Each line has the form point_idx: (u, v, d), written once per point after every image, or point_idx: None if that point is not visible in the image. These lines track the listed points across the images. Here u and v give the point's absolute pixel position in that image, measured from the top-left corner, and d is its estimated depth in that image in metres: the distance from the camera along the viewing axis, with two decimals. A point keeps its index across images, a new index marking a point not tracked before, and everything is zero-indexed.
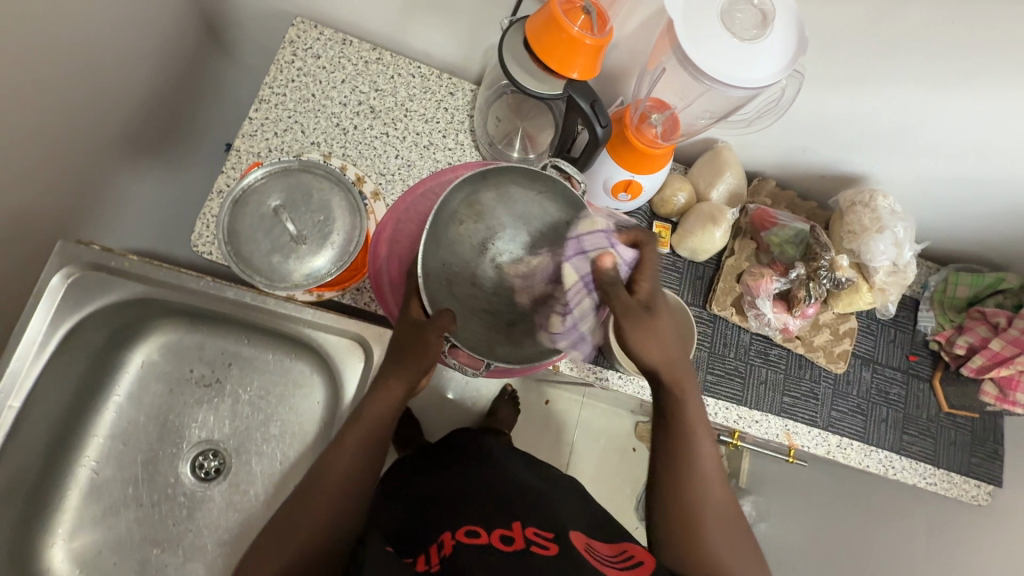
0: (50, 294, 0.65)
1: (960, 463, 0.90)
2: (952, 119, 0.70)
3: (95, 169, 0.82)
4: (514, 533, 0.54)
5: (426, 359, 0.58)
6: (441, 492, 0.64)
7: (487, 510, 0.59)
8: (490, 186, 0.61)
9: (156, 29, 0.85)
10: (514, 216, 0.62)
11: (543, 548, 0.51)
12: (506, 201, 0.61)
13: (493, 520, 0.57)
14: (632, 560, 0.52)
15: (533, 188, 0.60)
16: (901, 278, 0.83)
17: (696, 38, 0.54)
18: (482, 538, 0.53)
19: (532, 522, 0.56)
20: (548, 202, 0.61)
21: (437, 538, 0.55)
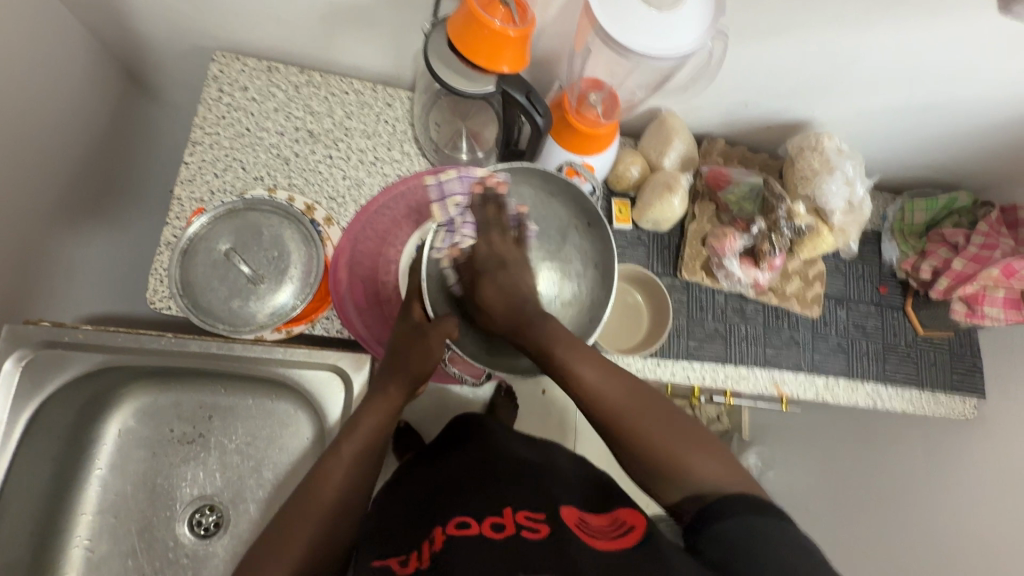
0: (6, 380, 0.63)
1: (943, 381, 0.93)
2: (882, 53, 0.71)
3: (33, 241, 0.79)
4: (504, 519, 0.53)
5: (430, 361, 0.59)
6: (436, 490, 0.63)
7: (479, 499, 0.58)
8: (502, 182, 0.62)
9: (70, 86, 0.81)
10: (524, 216, 0.62)
11: (533, 530, 0.51)
12: (516, 201, 0.63)
13: (483, 510, 0.55)
14: (624, 527, 0.53)
15: (546, 188, 0.64)
16: (858, 216, 0.84)
17: (615, 14, 0.53)
18: (474, 528, 0.52)
19: (522, 505, 0.55)
20: (557, 203, 0.64)
21: (429, 534, 0.54)
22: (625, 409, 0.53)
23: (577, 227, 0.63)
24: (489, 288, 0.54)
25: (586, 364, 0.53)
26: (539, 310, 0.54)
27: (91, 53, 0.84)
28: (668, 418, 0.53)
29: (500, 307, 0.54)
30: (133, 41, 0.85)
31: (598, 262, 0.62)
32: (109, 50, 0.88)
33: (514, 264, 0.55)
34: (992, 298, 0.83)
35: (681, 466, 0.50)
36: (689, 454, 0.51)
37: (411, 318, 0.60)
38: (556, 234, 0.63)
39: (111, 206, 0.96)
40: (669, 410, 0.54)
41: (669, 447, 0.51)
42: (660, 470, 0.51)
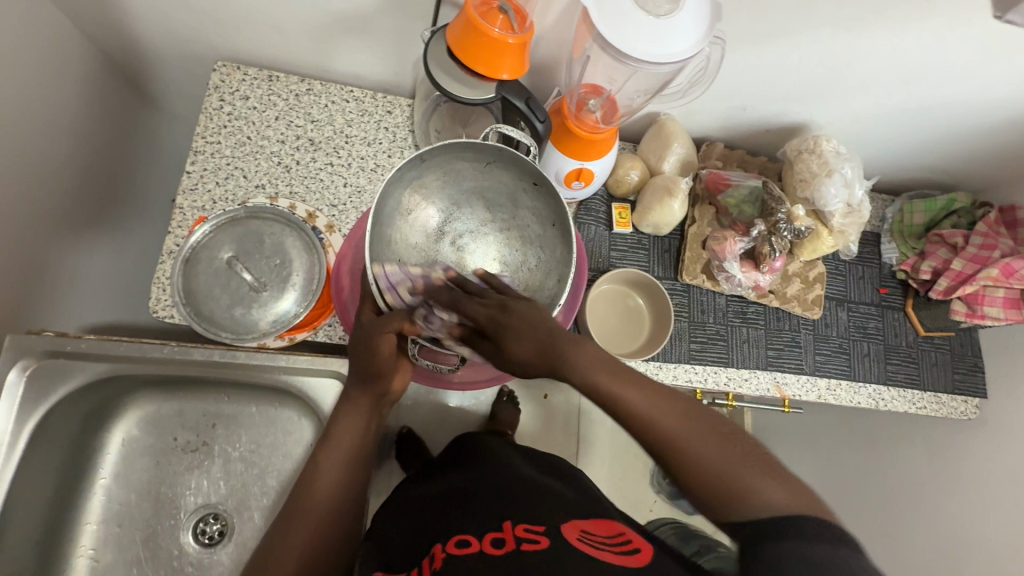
0: (10, 391, 0.63)
1: (945, 381, 0.93)
2: (879, 57, 0.71)
3: (36, 251, 0.79)
4: (504, 534, 0.54)
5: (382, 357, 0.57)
6: (435, 505, 0.64)
7: (479, 516, 0.58)
8: (432, 168, 0.60)
9: (72, 97, 0.82)
10: (463, 194, 0.62)
11: (534, 543, 0.52)
12: (454, 178, 0.61)
13: (483, 525, 0.56)
14: (628, 544, 0.53)
15: (479, 159, 0.60)
16: (857, 217, 0.84)
17: (613, 21, 0.54)
18: (474, 546, 0.53)
19: (521, 519, 0.56)
20: (496, 170, 0.60)
21: (430, 551, 0.55)
22: (676, 433, 0.46)
23: (526, 188, 0.60)
24: (515, 341, 0.46)
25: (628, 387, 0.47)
26: (567, 337, 0.47)
27: (92, 64, 0.85)
28: (728, 439, 0.47)
29: (528, 353, 0.47)
30: (135, 52, 0.86)
31: (551, 218, 0.60)
32: (110, 60, 0.88)
33: (522, 306, 0.48)
34: (993, 297, 0.84)
35: (749, 491, 0.43)
36: (757, 479, 0.44)
37: (363, 321, 0.58)
38: (505, 201, 0.62)
39: (113, 216, 0.96)
40: (729, 429, 0.48)
41: (733, 473, 0.45)
42: (725, 498, 0.44)
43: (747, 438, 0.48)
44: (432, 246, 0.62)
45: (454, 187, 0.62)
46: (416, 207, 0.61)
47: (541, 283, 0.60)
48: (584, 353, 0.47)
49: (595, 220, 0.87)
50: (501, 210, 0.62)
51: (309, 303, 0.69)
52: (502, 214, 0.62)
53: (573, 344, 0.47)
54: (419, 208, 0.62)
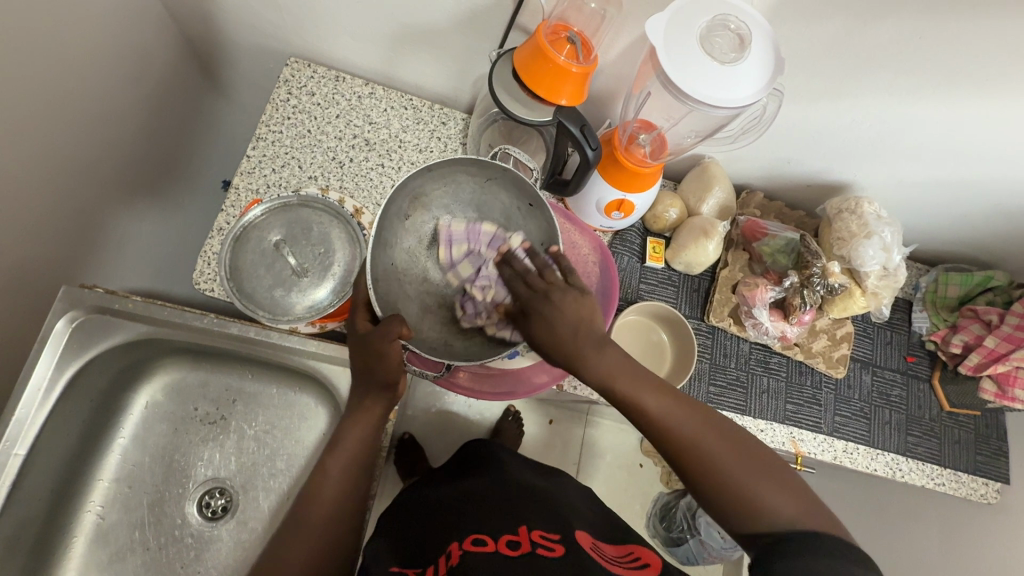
0: (55, 339, 0.65)
1: (967, 461, 0.90)
2: (928, 128, 0.73)
3: (94, 212, 0.83)
4: (520, 537, 0.56)
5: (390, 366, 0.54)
6: (453, 505, 0.66)
7: (494, 517, 0.61)
8: (433, 176, 0.58)
9: (149, 73, 0.87)
10: (461, 205, 0.60)
11: (549, 549, 0.54)
12: (452, 191, 0.59)
13: (499, 528, 0.59)
14: (639, 561, 0.56)
15: (482, 175, 0.58)
16: (892, 282, 0.84)
17: (678, 63, 0.56)
18: (490, 546, 0.55)
19: (537, 526, 0.58)
20: (495, 187, 0.59)
21: (446, 548, 0.57)
22: (694, 438, 0.50)
23: (524, 211, 0.59)
24: (535, 326, 0.50)
25: (650, 398, 0.51)
26: (589, 343, 0.50)
27: (172, 45, 0.90)
28: (742, 446, 0.51)
29: (551, 338, 0.50)
30: (215, 39, 0.91)
31: (541, 240, 0.58)
32: (190, 44, 0.94)
33: (551, 297, 0.50)
34: None
35: (756, 502, 0.48)
36: (766, 489, 0.48)
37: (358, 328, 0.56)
38: (499, 218, 0.60)
39: (168, 190, 1.01)
40: (746, 437, 0.52)
41: (745, 484, 0.49)
42: (736, 508, 0.49)
43: (761, 445, 0.52)
44: (424, 251, 0.59)
45: (449, 198, 0.59)
46: (415, 216, 0.58)
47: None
48: (605, 361, 0.50)
49: (629, 251, 0.89)
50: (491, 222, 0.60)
51: (345, 294, 0.70)
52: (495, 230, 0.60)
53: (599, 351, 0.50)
54: (419, 217, 0.59)
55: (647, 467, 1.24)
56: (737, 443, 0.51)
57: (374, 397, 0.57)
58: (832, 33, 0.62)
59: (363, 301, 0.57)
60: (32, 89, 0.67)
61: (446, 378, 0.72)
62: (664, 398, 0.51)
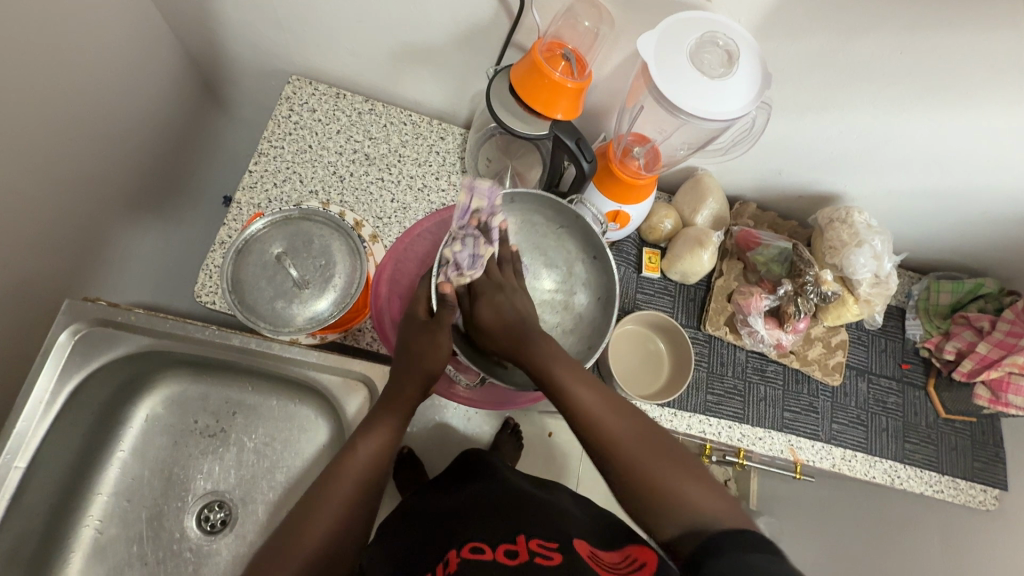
0: (58, 351, 0.66)
1: (964, 468, 0.91)
2: (914, 139, 0.75)
3: (95, 227, 0.84)
4: (517, 546, 0.57)
5: (430, 359, 0.61)
6: (450, 514, 0.66)
7: (493, 524, 0.62)
8: (513, 208, 0.67)
9: (152, 92, 0.89)
10: (530, 242, 0.68)
11: (547, 558, 0.55)
12: (525, 227, 0.68)
13: (496, 537, 0.59)
14: (637, 562, 0.56)
15: (556, 219, 0.67)
16: (885, 289, 0.86)
17: (669, 79, 0.58)
18: (487, 554, 0.56)
19: (535, 534, 0.59)
20: (565, 236, 0.67)
21: (443, 556, 0.58)
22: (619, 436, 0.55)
23: (586, 262, 0.67)
24: (485, 307, 0.58)
25: (582, 389, 0.57)
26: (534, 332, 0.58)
27: (175, 64, 0.92)
28: (666, 450, 0.55)
29: (497, 326, 0.58)
30: (218, 59, 0.94)
31: (600, 290, 0.65)
32: (193, 63, 0.96)
33: (512, 290, 0.60)
34: (1018, 386, 0.83)
35: (681, 502, 0.51)
36: (686, 487, 0.52)
37: (415, 316, 0.61)
38: (562, 263, 0.68)
39: (170, 205, 1.02)
40: (669, 440, 0.57)
41: (661, 480, 0.53)
42: (658, 510, 0.52)
43: (682, 450, 0.56)
44: None
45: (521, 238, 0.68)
46: None
47: (573, 345, 0.66)
48: (547, 350, 0.57)
49: (625, 261, 0.91)
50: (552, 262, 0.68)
51: (346, 305, 0.71)
52: (559, 272, 0.68)
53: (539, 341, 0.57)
54: None
55: None
56: (662, 446, 0.56)
57: (411, 383, 0.62)
58: (817, 49, 0.65)
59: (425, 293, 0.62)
60: (35, 106, 0.68)
61: (447, 390, 0.77)
62: (592, 393, 0.57)
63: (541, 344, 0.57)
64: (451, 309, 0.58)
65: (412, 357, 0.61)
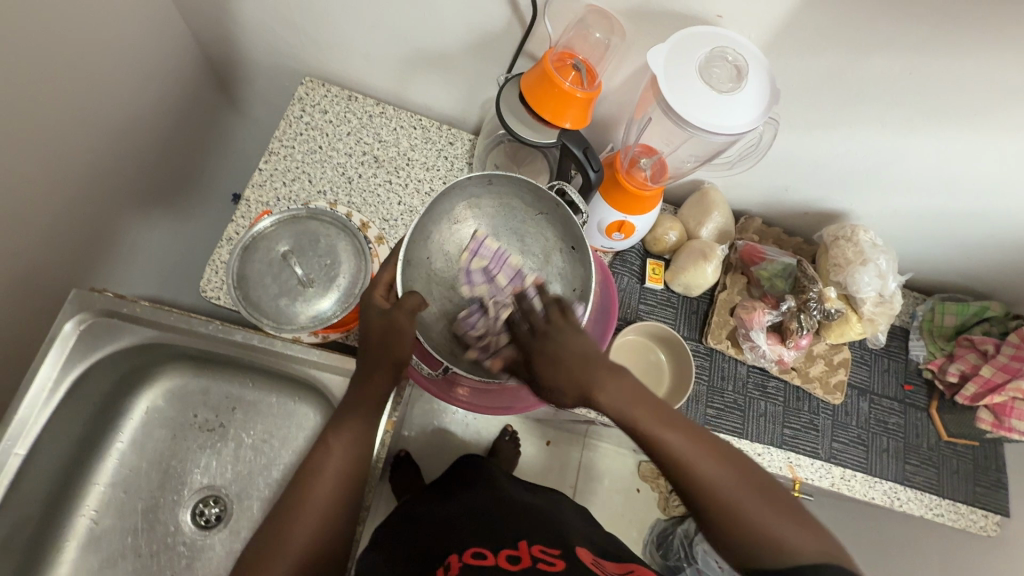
0: (63, 340, 0.66)
1: (966, 492, 0.90)
2: (921, 160, 0.75)
3: (105, 219, 0.85)
4: (520, 552, 0.57)
5: (401, 350, 0.56)
6: (448, 523, 0.66)
7: (492, 532, 0.62)
8: (492, 192, 0.66)
9: (166, 88, 0.90)
10: (505, 228, 0.67)
11: (550, 564, 0.54)
12: (505, 213, 0.67)
13: (497, 543, 0.59)
14: None
15: (535, 208, 0.65)
16: (889, 308, 0.85)
17: (677, 92, 0.59)
18: (489, 559, 0.56)
19: (537, 541, 0.59)
20: (543, 224, 0.66)
21: (445, 560, 0.57)
22: (711, 480, 0.47)
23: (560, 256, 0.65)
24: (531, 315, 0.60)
25: (664, 428, 0.48)
26: (598, 368, 0.48)
27: (191, 61, 0.94)
28: (760, 481, 0.48)
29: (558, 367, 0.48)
30: (234, 58, 0.95)
31: (576, 285, 0.64)
32: (208, 61, 0.97)
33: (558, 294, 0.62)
34: (1021, 412, 0.82)
35: (786, 547, 0.45)
36: (787, 527, 0.46)
37: (376, 303, 0.58)
38: (538, 254, 0.67)
39: (180, 200, 1.03)
40: (760, 469, 0.49)
41: (763, 526, 0.46)
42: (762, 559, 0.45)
43: (777, 481, 0.49)
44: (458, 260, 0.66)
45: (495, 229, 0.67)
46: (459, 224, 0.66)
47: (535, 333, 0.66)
48: (615, 386, 0.48)
49: (628, 271, 0.91)
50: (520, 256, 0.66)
51: (349, 305, 0.72)
52: (533, 260, 0.67)
53: (611, 385, 0.48)
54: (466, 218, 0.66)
55: (644, 491, 1.23)
56: (760, 478, 0.48)
57: (382, 373, 0.58)
58: (825, 68, 0.66)
59: (385, 279, 0.61)
60: (51, 98, 0.70)
61: (446, 393, 0.71)
62: (674, 430, 0.48)
63: (608, 385, 0.48)
64: (419, 300, 0.56)
65: (378, 347, 0.57)
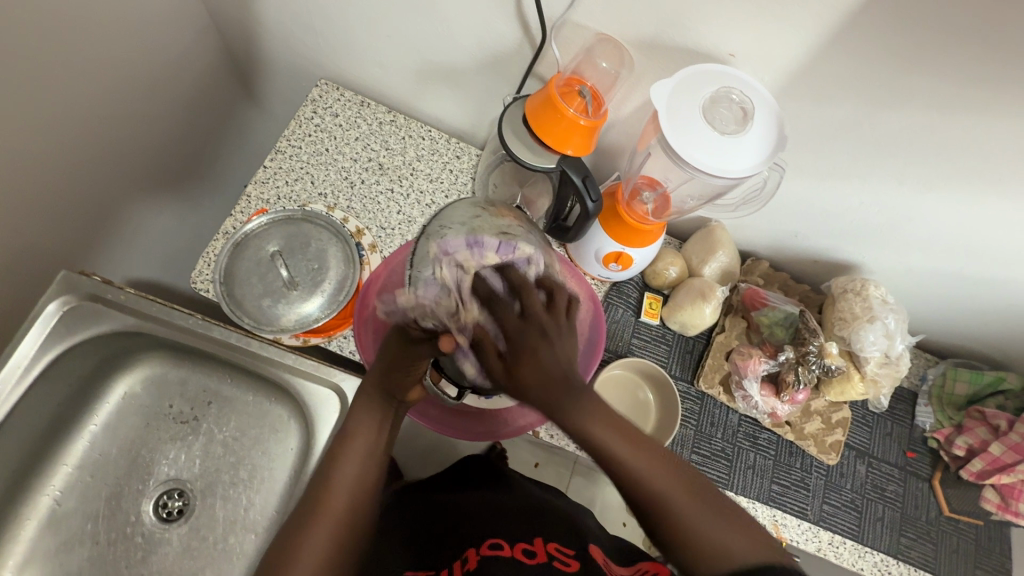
0: (44, 320, 0.67)
1: (964, 574, 0.84)
2: (939, 219, 0.71)
3: (110, 202, 0.86)
4: (535, 547, 0.59)
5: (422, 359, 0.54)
6: (464, 514, 0.67)
7: (509, 524, 0.64)
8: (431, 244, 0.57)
9: (184, 78, 0.92)
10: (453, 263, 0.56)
11: (565, 564, 0.57)
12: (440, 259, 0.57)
13: (515, 535, 0.62)
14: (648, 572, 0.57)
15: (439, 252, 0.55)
16: (894, 370, 0.81)
17: (678, 130, 0.57)
18: (506, 552, 0.58)
19: (553, 539, 0.61)
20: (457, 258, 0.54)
21: (462, 553, 0.60)
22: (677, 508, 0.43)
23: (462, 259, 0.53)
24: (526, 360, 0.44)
25: (631, 452, 0.44)
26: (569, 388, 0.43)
27: (211, 55, 0.95)
28: (726, 513, 0.44)
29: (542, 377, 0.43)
30: (254, 55, 0.96)
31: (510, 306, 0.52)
32: (229, 56, 0.99)
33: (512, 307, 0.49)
34: None
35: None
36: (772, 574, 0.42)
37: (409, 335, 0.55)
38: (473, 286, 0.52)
39: (189, 189, 1.05)
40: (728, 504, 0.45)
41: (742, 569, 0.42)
42: None
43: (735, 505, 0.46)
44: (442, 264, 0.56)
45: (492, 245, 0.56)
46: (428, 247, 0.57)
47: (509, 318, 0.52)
48: (583, 405, 0.43)
49: (623, 304, 0.88)
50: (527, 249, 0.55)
51: (332, 311, 0.72)
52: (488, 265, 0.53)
53: (578, 396, 0.43)
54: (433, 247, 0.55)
55: (630, 526, 1.15)
56: (720, 505, 0.45)
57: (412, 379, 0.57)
58: (841, 116, 0.63)
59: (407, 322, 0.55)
60: (63, 81, 0.71)
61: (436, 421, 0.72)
62: (641, 451, 0.45)
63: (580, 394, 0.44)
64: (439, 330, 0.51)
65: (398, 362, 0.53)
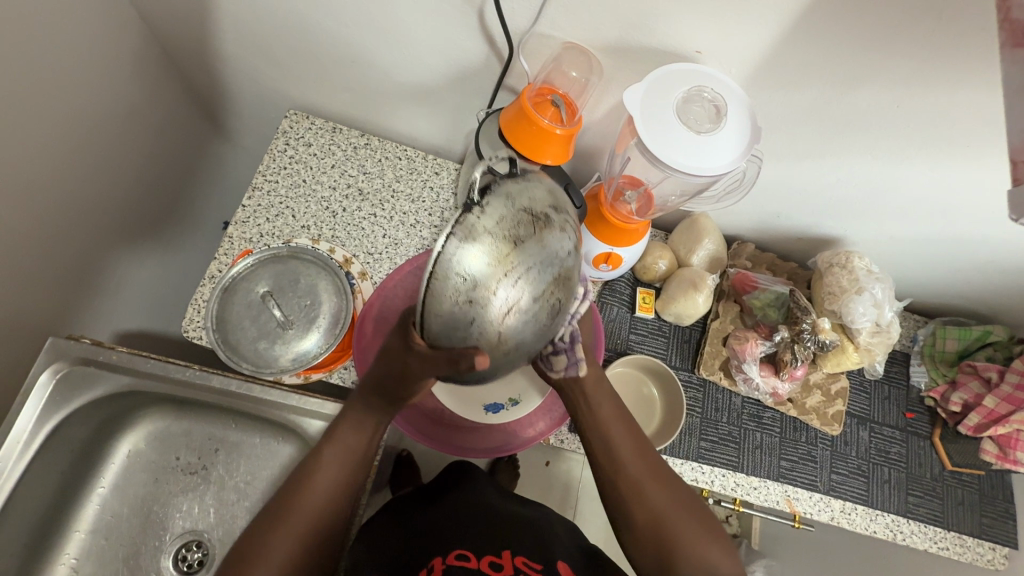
0: (39, 390, 0.66)
1: (971, 524, 0.86)
2: (916, 188, 0.73)
3: (90, 258, 0.85)
4: (503, 561, 0.60)
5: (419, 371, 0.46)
6: (431, 523, 0.67)
7: (479, 535, 0.64)
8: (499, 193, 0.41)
9: (149, 125, 0.91)
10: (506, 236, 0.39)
11: None
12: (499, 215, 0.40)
13: (483, 546, 0.62)
14: None
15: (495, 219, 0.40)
16: (886, 338, 0.83)
17: (655, 133, 0.58)
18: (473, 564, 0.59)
19: (522, 551, 0.62)
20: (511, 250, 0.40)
21: (429, 561, 0.60)
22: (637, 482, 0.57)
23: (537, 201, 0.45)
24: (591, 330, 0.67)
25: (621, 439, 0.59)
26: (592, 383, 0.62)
27: (174, 98, 0.94)
28: (680, 498, 0.56)
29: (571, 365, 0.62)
30: (219, 91, 0.95)
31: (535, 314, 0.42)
32: (193, 95, 0.97)
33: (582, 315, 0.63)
34: None
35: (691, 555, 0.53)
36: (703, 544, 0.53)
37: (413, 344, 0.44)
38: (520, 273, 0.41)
39: (168, 233, 1.03)
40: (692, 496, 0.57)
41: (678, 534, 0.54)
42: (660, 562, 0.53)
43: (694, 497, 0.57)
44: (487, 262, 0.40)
45: (520, 251, 0.39)
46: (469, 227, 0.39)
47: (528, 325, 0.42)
48: (601, 402, 0.61)
49: (617, 301, 0.89)
50: (564, 251, 0.41)
51: (330, 345, 0.72)
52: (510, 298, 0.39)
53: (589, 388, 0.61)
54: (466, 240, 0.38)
55: None
56: (679, 491, 0.57)
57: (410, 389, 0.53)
58: (811, 99, 0.64)
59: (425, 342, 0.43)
60: (28, 146, 0.70)
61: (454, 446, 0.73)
62: (627, 436, 0.59)
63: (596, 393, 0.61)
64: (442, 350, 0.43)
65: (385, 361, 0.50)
